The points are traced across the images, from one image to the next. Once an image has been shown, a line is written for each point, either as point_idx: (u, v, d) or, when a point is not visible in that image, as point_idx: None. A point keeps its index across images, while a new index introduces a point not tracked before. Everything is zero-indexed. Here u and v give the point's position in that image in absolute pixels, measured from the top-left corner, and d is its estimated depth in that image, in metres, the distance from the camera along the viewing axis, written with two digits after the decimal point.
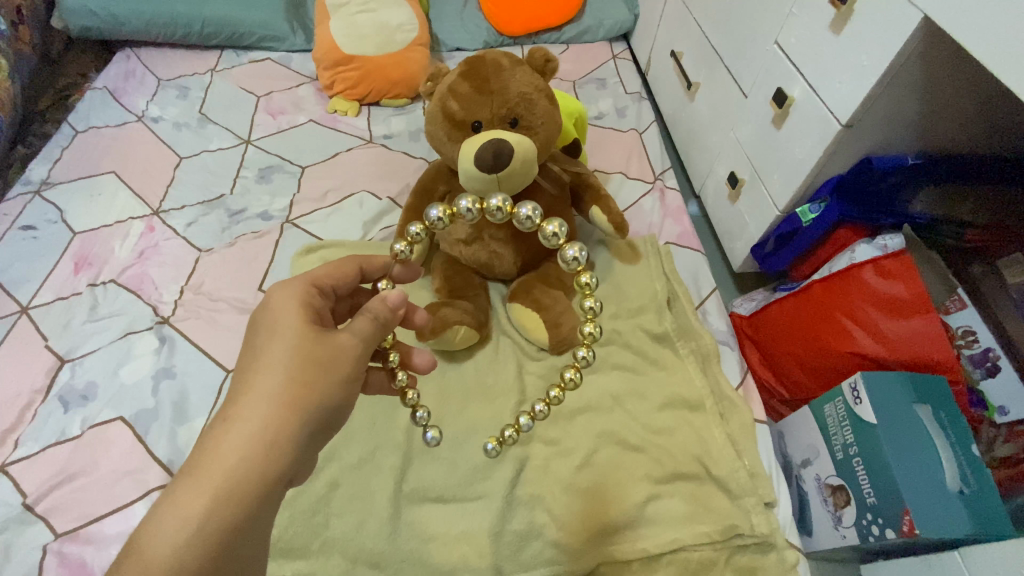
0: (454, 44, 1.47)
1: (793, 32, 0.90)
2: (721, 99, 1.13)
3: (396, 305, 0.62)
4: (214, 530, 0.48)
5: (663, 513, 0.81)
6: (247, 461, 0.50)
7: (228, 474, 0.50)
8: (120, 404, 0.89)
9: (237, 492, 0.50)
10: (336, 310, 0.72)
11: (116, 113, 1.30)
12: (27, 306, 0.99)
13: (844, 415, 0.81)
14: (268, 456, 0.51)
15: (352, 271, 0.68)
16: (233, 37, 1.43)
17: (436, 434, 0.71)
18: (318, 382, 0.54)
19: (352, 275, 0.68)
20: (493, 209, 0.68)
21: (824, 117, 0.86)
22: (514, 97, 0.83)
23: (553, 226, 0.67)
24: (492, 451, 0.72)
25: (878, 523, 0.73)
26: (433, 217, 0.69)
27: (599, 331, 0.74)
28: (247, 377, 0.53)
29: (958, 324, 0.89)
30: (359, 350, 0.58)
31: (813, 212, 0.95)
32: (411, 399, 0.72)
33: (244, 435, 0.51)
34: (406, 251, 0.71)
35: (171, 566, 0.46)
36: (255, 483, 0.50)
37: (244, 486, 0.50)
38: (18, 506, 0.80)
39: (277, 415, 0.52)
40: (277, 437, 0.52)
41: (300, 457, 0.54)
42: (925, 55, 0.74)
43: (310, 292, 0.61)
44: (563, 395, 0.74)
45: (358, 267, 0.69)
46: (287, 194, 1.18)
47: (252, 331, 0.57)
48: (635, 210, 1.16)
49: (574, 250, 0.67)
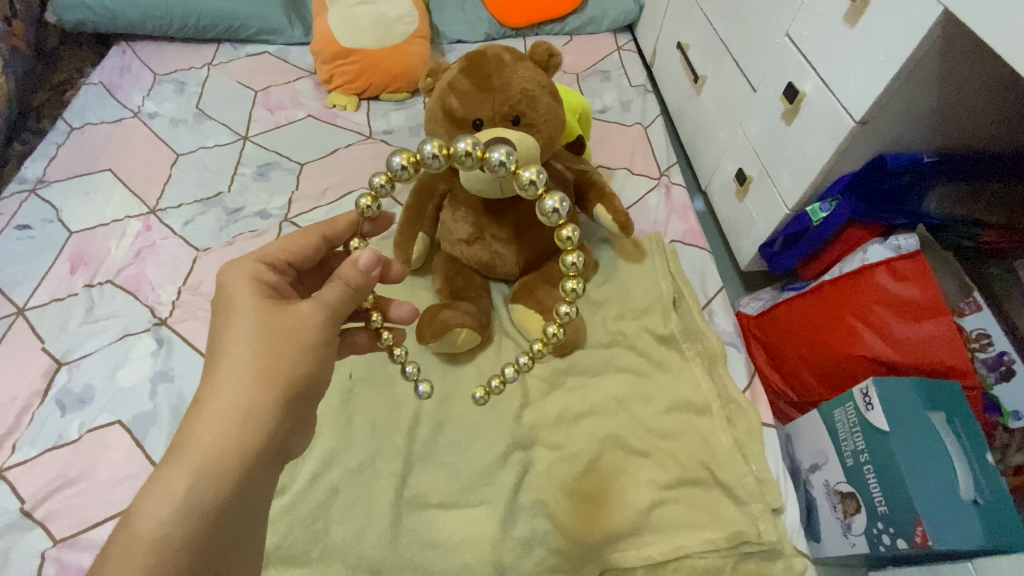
0: (455, 35, 1.44)
1: (804, 24, 0.87)
2: (729, 92, 1.10)
3: (368, 266, 0.61)
4: (200, 505, 0.51)
5: (668, 520, 0.80)
6: (226, 435, 0.52)
7: (207, 449, 0.52)
8: (118, 408, 0.87)
9: (218, 466, 0.52)
10: (302, 281, 0.71)
11: (112, 109, 1.27)
12: (23, 308, 0.97)
13: (854, 421, 0.79)
14: (243, 428, 0.53)
15: (306, 244, 0.66)
16: (230, 30, 1.41)
17: (427, 387, 0.71)
18: (286, 351, 0.55)
19: (311, 246, 0.66)
20: (462, 154, 0.63)
21: (837, 114, 0.83)
22: (516, 94, 0.81)
23: (529, 173, 0.63)
24: (480, 400, 0.74)
25: (890, 533, 0.72)
26: (397, 165, 0.65)
27: (582, 287, 0.72)
28: (216, 356, 0.55)
29: (972, 327, 0.87)
30: (321, 316, 0.58)
31: (824, 211, 0.92)
32: (399, 355, 0.71)
33: (217, 413, 0.53)
34: (372, 207, 0.68)
35: (158, 540, 0.49)
36: (234, 455, 0.52)
37: (225, 460, 0.52)
38: (15, 512, 0.79)
39: (251, 389, 0.54)
40: (251, 411, 0.53)
41: (279, 431, 0.55)
42: (944, 49, 0.71)
43: (261, 269, 0.61)
44: (562, 332, 0.75)
45: (317, 238, 0.67)
46: (285, 192, 1.16)
47: (214, 315, 0.58)
48: (639, 207, 1.14)
49: (553, 201, 0.64)
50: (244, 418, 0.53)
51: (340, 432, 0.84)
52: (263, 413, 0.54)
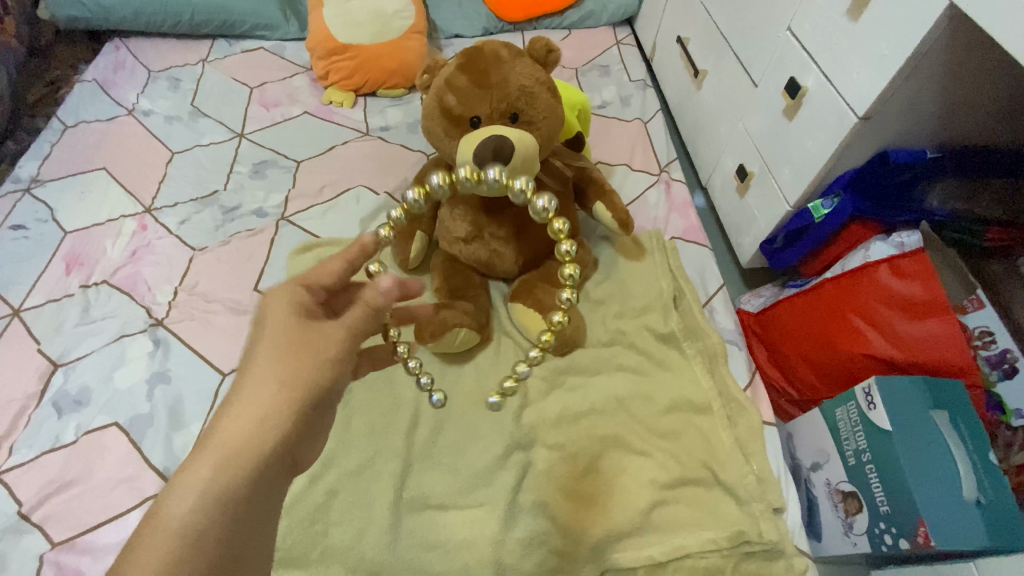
0: (452, 30, 1.42)
1: (807, 18, 0.86)
2: (730, 87, 1.09)
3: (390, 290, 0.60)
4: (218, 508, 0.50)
5: (668, 520, 0.79)
6: (242, 438, 0.52)
7: (223, 453, 0.51)
8: (115, 409, 0.86)
9: (238, 469, 0.51)
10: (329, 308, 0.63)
11: (106, 107, 1.26)
12: (18, 309, 0.96)
13: (856, 419, 0.79)
14: (256, 432, 0.53)
15: (341, 269, 0.61)
16: (225, 25, 1.39)
17: (442, 397, 0.72)
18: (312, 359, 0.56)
19: (338, 274, 0.61)
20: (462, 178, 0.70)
21: (840, 109, 0.82)
22: (514, 91, 0.80)
23: (519, 181, 0.69)
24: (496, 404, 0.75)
25: (892, 532, 0.72)
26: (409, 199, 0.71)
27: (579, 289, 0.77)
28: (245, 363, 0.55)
29: (974, 324, 0.85)
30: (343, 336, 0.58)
31: (826, 208, 0.91)
32: (413, 367, 0.73)
33: (245, 416, 0.53)
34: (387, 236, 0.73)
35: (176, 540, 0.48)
36: (247, 460, 0.52)
37: (238, 463, 0.52)
38: (14, 515, 0.78)
39: (268, 392, 0.54)
40: (263, 413, 0.53)
41: (291, 438, 0.54)
42: (950, 44, 0.70)
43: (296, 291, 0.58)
44: None
45: (346, 262, 0.61)
46: (282, 190, 1.15)
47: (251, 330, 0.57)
48: (639, 203, 1.13)
49: (543, 201, 0.69)
50: (258, 421, 0.53)
51: (339, 433, 0.84)
52: (277, 416, 0.54)
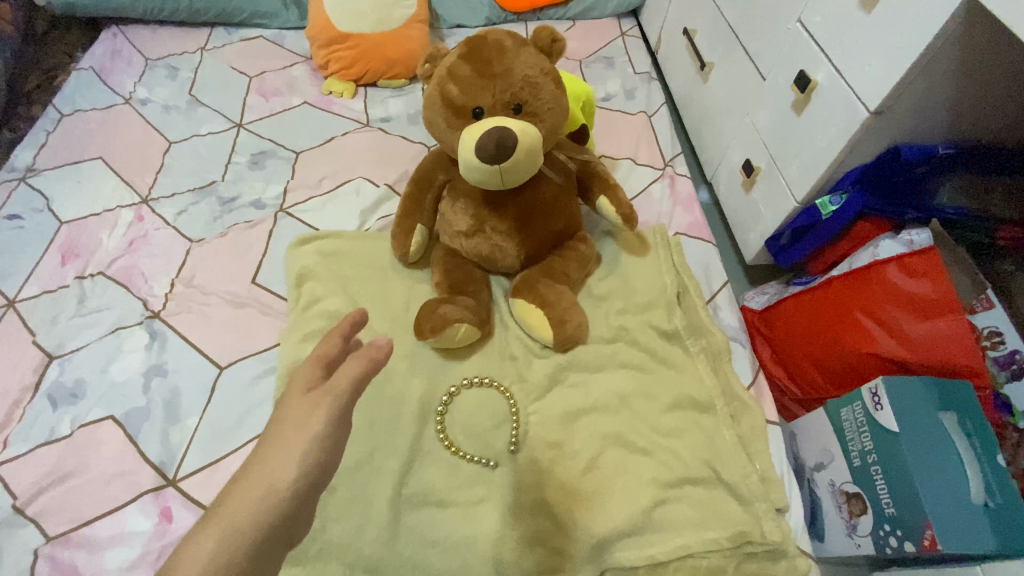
0: (454, 20, 1.40)
1: (818, 10, 0.84)
2: (738, 80, 1.07)
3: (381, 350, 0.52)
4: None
5: (672, 519, 0.78)
6: (251, 514, 0.43)
7: (228, 537, 0.41)
8: (110, 402, 0.85)
9: (245, 524, 0.42)
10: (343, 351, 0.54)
11: (103, 96, 1.25)
12: (14, 300, 0.95)
13: (863, 420, 0.78)
14: (263, 509, 0.43)
15: (336, 344, 0.52)
16: (224, 14, 1.38)
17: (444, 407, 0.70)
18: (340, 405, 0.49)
19: (336, 352, 0.52)
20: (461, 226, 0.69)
21: (851, 104, 0.81)
22: (518, 81, 0.78)
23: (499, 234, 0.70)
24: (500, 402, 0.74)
25: (897, 535, 0.71)
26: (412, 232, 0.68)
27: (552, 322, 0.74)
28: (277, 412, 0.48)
29: (984, 325, 0.85)
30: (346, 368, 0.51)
31: (835, 204, 0.90)
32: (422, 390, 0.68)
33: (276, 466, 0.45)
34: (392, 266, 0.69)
35: None
36: (249, 544, 0.42)
37: (240, 556, 0.41)
38: (7, 509, 0.76)
39: (293, 451, 0.46)
40: (272, 484, 0.44)
41: None
42: (967, 37, 0.68)
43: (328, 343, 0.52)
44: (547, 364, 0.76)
45: (342, 339, 0.53)
46: (281, 180, 1.13)
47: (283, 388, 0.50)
48: (643, 198, 1.12)
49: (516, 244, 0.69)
50: (266, 494, 0.44)
51: None
52: (287, 483, 0.45)
